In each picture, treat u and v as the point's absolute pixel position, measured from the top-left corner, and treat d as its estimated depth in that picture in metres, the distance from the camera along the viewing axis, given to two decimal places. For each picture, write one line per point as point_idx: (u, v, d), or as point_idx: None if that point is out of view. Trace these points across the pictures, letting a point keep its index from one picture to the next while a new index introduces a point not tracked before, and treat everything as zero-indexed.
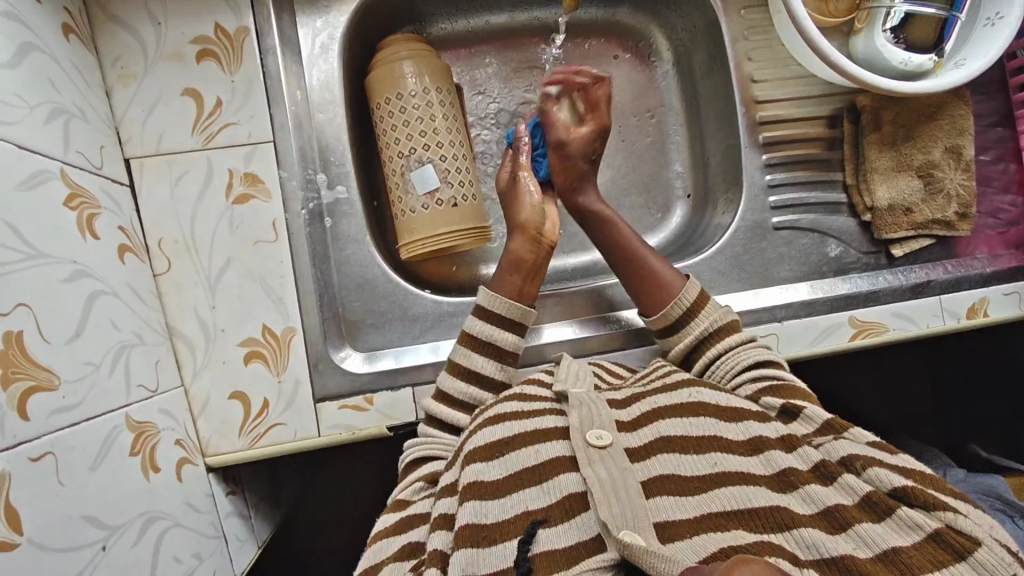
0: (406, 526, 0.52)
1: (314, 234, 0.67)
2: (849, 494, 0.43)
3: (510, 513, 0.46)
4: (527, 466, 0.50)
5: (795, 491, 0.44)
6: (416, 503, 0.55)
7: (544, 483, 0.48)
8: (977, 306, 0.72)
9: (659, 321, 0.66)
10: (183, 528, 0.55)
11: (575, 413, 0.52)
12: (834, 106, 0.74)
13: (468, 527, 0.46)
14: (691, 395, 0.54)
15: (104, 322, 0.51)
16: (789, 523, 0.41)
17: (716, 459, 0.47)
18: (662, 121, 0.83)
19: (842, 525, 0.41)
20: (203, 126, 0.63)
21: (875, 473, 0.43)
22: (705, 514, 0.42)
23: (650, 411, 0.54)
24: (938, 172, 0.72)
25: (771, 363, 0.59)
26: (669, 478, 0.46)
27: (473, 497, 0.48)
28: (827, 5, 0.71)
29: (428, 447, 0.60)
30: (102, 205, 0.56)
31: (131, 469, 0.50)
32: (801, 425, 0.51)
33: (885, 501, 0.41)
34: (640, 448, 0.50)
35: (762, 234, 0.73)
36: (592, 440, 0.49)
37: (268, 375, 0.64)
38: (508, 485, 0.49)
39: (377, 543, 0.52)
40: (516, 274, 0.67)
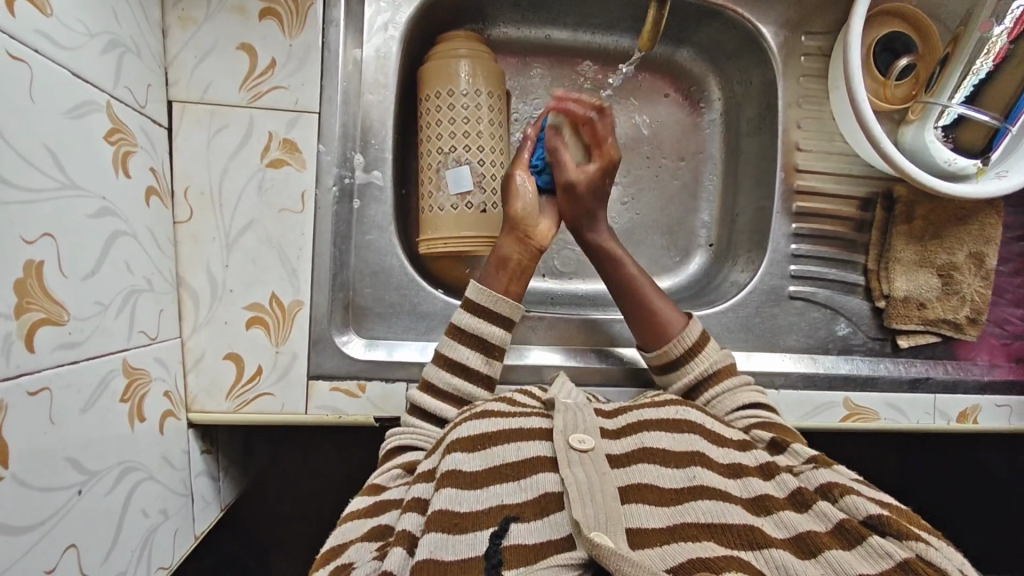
0: (380, 511, 0.53)
1: (341, 212, 0.67)
2: (822, 520, 0.47)
3: (483, 504, 0.49)
4: (507, 461, 0.53)
5: (768, 515, 0.49)
6: (393, 489, 0.56)
7: (520, 481, 0.51)
8: (968, 412, 0.73)
9: (657, 359, 0.67)
10: (155, 481, 0.54)
11: (561, 415, 0.56)
12: (870, 189, 0.75)
13: (443, 512, 0.48)
14: (678, 411, 0.59)
15: (120, 262, 0.51)
16: (761, 543, 0.45)
17: (695, 473, 0.52)
18: (698, 168, 0.84)
19: (813, 551, 0.45)
20: (252, 84, 0.63)
21: (850, 501, 0.47)
22: (678, 525, 0.47)
23: (635, 422, 0.58)
24: (958, 274, 0.72)
25: (763, 406, 0.63)
26: (647, 487, 0.51)
27: (451, 484, 0.50)
28: (885, 90, 0.72)
29: (408, 436, 0.60)
30: (138, 144, 0.55)
31: (118, 415, 0.49)
32: (787, 458, 0.55)
33: (858, 530, 0.45)
34: (622, 456, 0.54)
35: (776, 300, 0.74)
36: (575, 443, 0.53)
37: (267, 342, 0.64)
38: (485, 477, 0.51)
39: (347, 524, 0.52)
40: (503, 273, 0.67)
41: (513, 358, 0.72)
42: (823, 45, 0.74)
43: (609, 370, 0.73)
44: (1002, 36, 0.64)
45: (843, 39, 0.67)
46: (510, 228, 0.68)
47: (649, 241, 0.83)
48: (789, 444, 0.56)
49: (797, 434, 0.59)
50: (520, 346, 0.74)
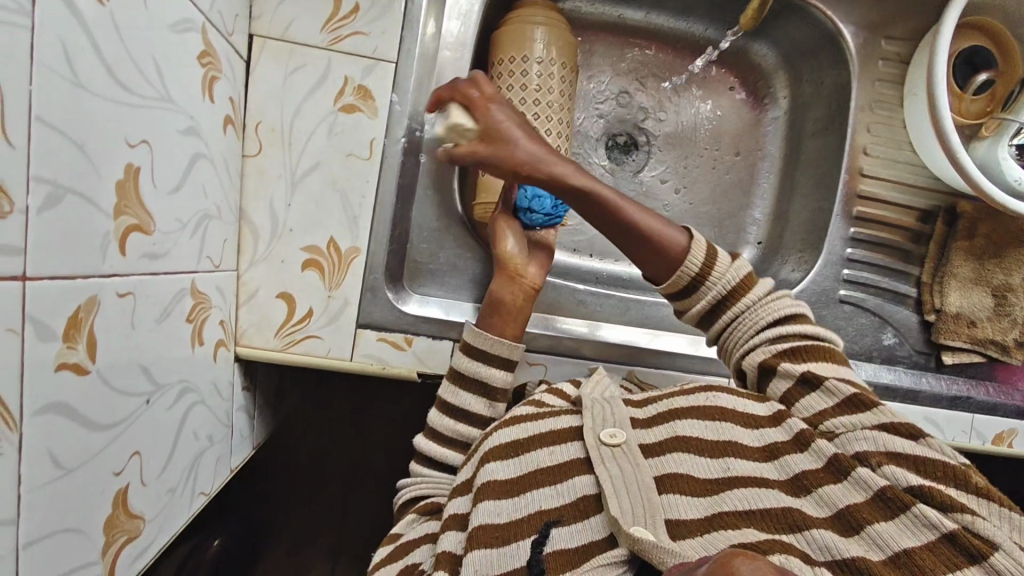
0: (413, 546, 0.57)
1: (407, 165, 0.67)
2: (860, 489, 0.46)
3: (521, 512, 0.51)
4: (541, 465, 0.55)
5: (809, 494, 0.48)
6: (420, 526, 0.59)
7: (556, 484, 0.53)
8: (1005, 435, 0.73)
9: (672, 285, 0.61)
10: (206, 407, 0.55)
11: (588, 412, 0.58)
12: (931, 202, 0.75)
13: (482, 527, 0.50)
14: (709, 398, 0.57)
15: (198, 184, 0.51)
16: (802, 525, 0.45)
17: (728, 463, 0.51)
18: (756, 164, 0.83)
19: (855, 527, 0.44)
20: (333, 27, 0.63)
21: (891, 471, 0.47)
22: (716, 514, 0.47)
23: (667, 411, 0.58)
24: (1012, 296, 0.72)
25: (797, 318, 0.61)
26: (685, 478, 0.51)
27: (488, 497, 0.53)
28: (961, 103, 0.71)
29: (422, 486, 0.63)
30: (223, 72, 0.55)
31: (184, 335, 0.50)
32: (819, 399, 0.54)
33: (901, 498, 0.44)
34: (655, 446, 0.55)
35: (825, 302, 0.73)
36: (604, 439, 0.54)
37: (320, 286, 0.64)
38: (520, 483, 0.54)
39: (382, 569, 0.56)
40: (495, 316, 0.64)
41: (544, 329, 0.71)
42: (902, 51, 0.74)
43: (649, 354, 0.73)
44: None
45: (928, 49, 0.67)
46: (499, 270, 0.65)
47: (700, 231, 0.83)
48: (822, 382, 0.55)
49: (830, 353, 0.58)
50: (548, 316, 0.72)
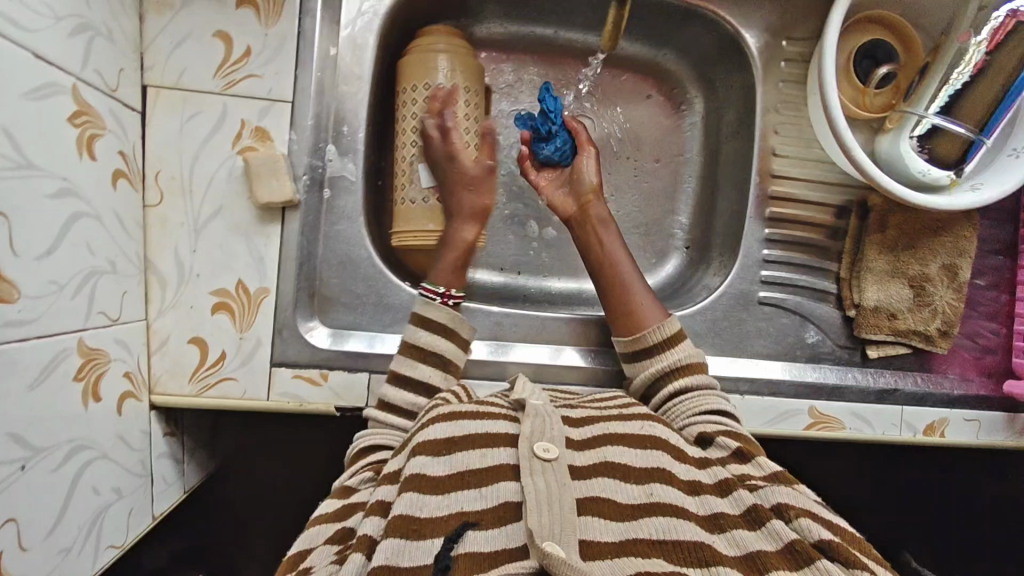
0: (349, 512, 0.52)
1: (309, 202, 0.66)
2: (773, 539, 0.46)
3: (442, 511, 0.48)
4: (471, 467, 0.52)
5: (722, 533, 0.48)
6: (361, 491, 0.55)
7: (481, 487, 0.50)
8: (936, 424, 0.74)
9: (627, 345, 0.68)
10: (108, 460, 0.56)
11: (528, 423, 0.55)
12: (844, 197, 0.74)
13: (400, 516, 0.46)
14: (644, 426, 0.58)
15: (80, 244, 0.52)
16: (711, 560, 0.44)
17: (652, 489, 0.51)
18: (677, 169, 0.83)
19: (760, 568, 0.44)
20: (226, 72, 0.63)
21: (802, 524, 0.47)
22: (631, 539, 0.46)
23: (603, 434, 0.57)
24: (930, 286, 0.72)
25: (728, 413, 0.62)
26: (605, 501, 0.50)
27: (414, 489, 0.49)
28: (864, 98, 0.70)
29: (380, 437, 0.60)
30: (107, 128, 0.56)
31: (71, 394, 0.51)
32: (752, 467, 0.54)
33: (808, 552, 0.44)
34: (583, 467, 0.53)
35: (745, 305, 0.73)
36: (539, 452, 0.52)
37: (231, 328, 0.65)
38: (446, 482, 0.50)
39: (315, 527, 0.52)
40: (456, 268, 0.69)
41: (498, 355, 0.72)
42: (804, 50, 0.73)
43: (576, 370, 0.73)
44: (981, 45, 0.63)
45: (817, 65, 0.66)
46: (469, 219, 0.69)
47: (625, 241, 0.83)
48: (755, 456, 0.55)
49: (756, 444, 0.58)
50: (508, 342, 0.73)
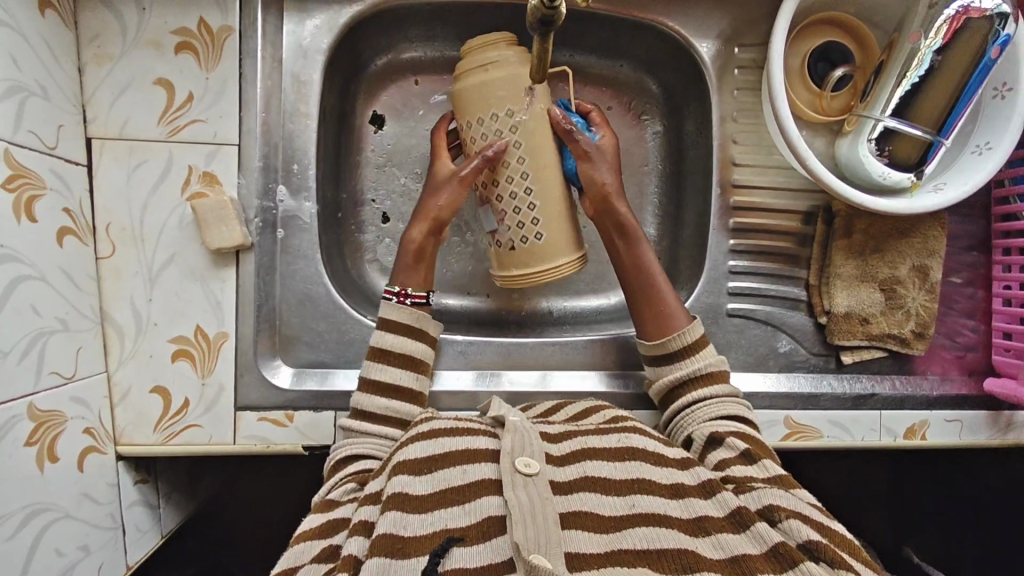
0: (333, 528, 0.50)
1: (264, 244, 0.66)
2: (758, 542, 0.45)
3: (428, 528, 0.46)
4: (454, 485, 0.49)
5: (706, 536, 0.46)
6: (345, 504, 0.53)
7: (465, 504, 0.48)
8: (916, 427, 0.72)
9: (652, 348, 0.65)
10: (74, 520, 0.56)
11: (508, 437, 0.52)
12: (810, 203, 0.73)
13: (385, 536, 0.45)
14: (620, 440, 0.55)
15: (24, 307, 0.52)
16: (694, 565, 0.43)
17: (634, 500, 0.49)
18: (643, 180, 0.81)
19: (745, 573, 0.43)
20: (170, 119, 0.63)
21: (790, 525, 0.45)
22: (614, 551, 0.45)
23: (581, 449, 0.54)
24: (901, 288, 0.71)
25: (745, 421, 0.60)
26: (588, 513, 0.48)
27: (396, 507, 0.47)
28: (821, 101, 0.70)
29: (360, 446, 0.59)
30: (48, 187, 0.56)
31: (23, 460, 0.51)
32: (756, 470, 0.53)
33: (792, 554, 0.43)
34: (564, 483, 0.50)
35: (714, 318, 0.72)
36: (519, 466, 0.49)
37: (192, 375, 0.64)
38: (431, 500, 0.48)
39: (298, 544, 0.49)
40: (421, 265, 0.66)
41: (489, 384, 0.71)
42: (757, 56, 0.72)
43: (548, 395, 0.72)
44: (932, 45, 0.61)
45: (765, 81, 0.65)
46: (423, 217, 0.66)
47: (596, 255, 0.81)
48: (760, 457, 0.54)
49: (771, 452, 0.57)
50: (498, 370, 0.72)
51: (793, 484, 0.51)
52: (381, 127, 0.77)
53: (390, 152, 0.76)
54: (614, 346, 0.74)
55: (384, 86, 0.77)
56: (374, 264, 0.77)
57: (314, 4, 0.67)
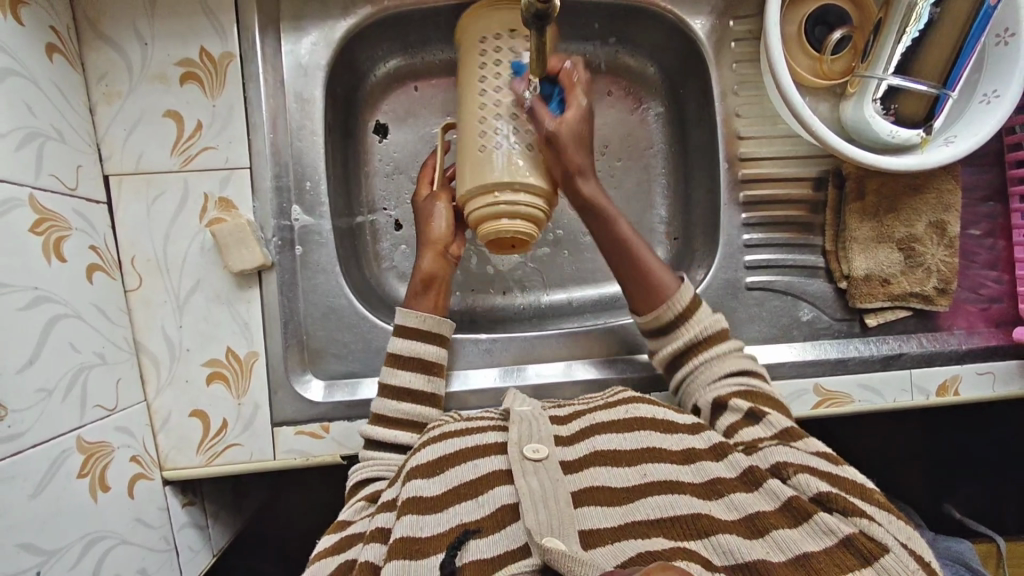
0: (347, 544, 0.52)
1: (283, 262, 0.67)
2: (771, 499, 0.45)
3: (442, 527, 0.47)
4: (465, 480, 0.51)
5: (720, 499, 0.47)
6: (359, 521, 0.54)
7: (478, 497, 0.49)
8: (948, 383, 0.71)
9: (650, 318, 0.64)
10: (130, 545, 0.58)
11: (515, 427, 0.53)
12: (821, 168, 0.73)
13: (401, 539, 0.46)
14: (627, 411, 0.56)
15: (63, 345, 0.54)
16: (708, 529, 0.44)
17: (647, 470, 0.49)
18: (651, 162, 0.81)
19: (759, 530, 0.43)
20: (182, 149, 0.64)
21: (801, 478, 0.46)
22: (628, 522, 0.45)
23: (589, 426, 0.55)
24: (921, 245, 0.70)
25: (752, 373, 0.61)
26: (605, 488, 0.49)
27: (412, 510, 0.49)
28: (822, 66, 0.70)
29: (372, 469, 0.59)
30: (72, 227, 0.57)
31: (77, 491, 0.53)
32: (761, 428, 0.53)
33: (805, 506, 0.44)
34: (574, 460, 0.52)
35: (733, 293, 0.73)
36: (528, 454, 0.50)
37: (228, 396, 0.66)
38: (445, 499, 0.49)
39: (315, 564, 0.51)
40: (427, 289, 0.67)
41: (514, 379, 0.72)
42: (753, 27, 0.72)
43: (574, 385, 0.72)
44: None
45: (764, 51, 0.66)
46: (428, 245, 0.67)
47: None
48: (764, 415, 0.54)
49: (779, 405, 0.57)
50: (522, 365, 0.73)
51: (801, 435, 0.51)
52: (385, 136, 0.77)
53: (396, 160, 0.77)
54: (638, 329, 0.74)
55: (383, 95, 0.77)
56: (392, 271, 0.78)
57: (309, 21, 0.68)
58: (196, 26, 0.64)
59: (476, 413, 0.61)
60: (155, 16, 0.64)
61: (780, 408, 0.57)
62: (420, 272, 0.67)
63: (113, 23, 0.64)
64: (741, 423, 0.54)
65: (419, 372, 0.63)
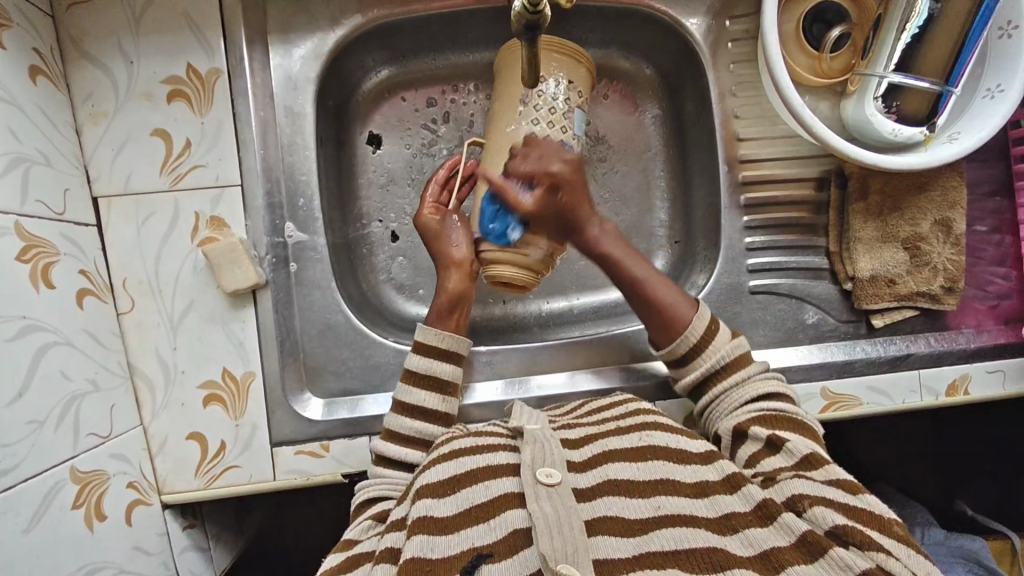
0: (355, 563, 0.51)
1: (278, 279, 0.66)
2: (785, 534, 0.44)
3: (455, 549, 0.46)
4: (476, 503, 0.50)
5: (735, 534, 0.46)
6: (364, 541, 0.53)
7: (489, 521, 0.48)
8: (958, 383, 0.70)
9: (668, 353, 0.63)
10: (129, 574, 0.57)
11: (528, 448, 0.52)
12: (823, 168, 0.72)
13: (412, 560, 0.45)
14: (641, 439, 0.55)
15: (54, 375, 0.52)
16: (724, 564, 0.43)
17: (659, 502, 0.48)
18: (649, 165, 0.80)
19: (775, 566, 0.42)
20: (171, 167, 0.63)
21: (816, 512, 0.45)
22: (641, 556, 0.44)
23: (601, 453, 0.54)
24: (926, 245, 0.69)
25: (780, 396, 0.59)
26: (612, 518, 0.47)
27: (422, 531, 0.48)
28: (821, 64, 0.68)
29: (378, 488, 0.58)
30: (61, 252, 0.56)
31: (73, 523, 0.52)
32: (782, 458, 0.52)
33: (820, 542, 0.43)
34: (587, 488, 0.50)
35: (736, 297, 0.71)
36: (541, 477, 0.49)
37: (226, 418, 0.65)
38: (457, 521, 0.49)
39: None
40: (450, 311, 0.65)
41: (516, 392, 0.71)
42: (750, 27, 0.71)
43: (577, 395, 0.71)
44: None
45: (761, 49, 0.64)
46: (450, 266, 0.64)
47: None
48: (784, 442, 0.52)
49: (807, 430, 0.55)
50: (524, 377, 0.72)
51: (821, 461, 0.50)
52: (379, 147, 0.76)
53: (390, 171, 0.76)
54: (640, 336, 0.73)
55: (375, 105, 0.76)
56: (389, 284, 0.76)
57: (298, 33, 0.67)
58: (182, 41, 0.63)
59: (484, 428, 0.60)
60: (140, 34, 0.63)
61: (811, 433, 0.55)
62: (445, 292, 0.65)
63: (97, 41, 0.63)
64: (760, 453, 0.53)
65: (433, 391, 0.62)
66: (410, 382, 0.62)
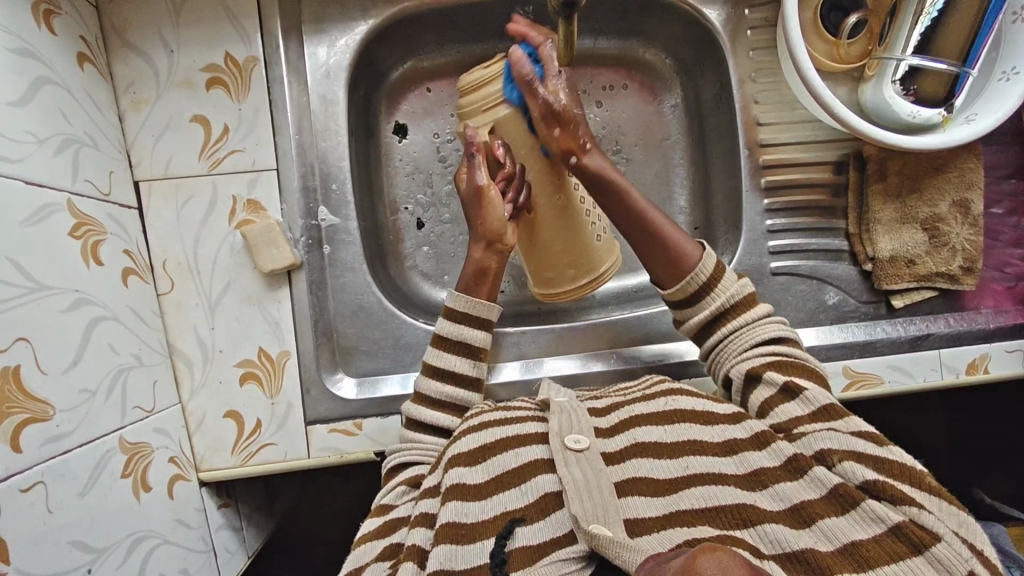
0: (392, 529, 0.52)
1: (312, 261, 0.68)
2: (817, 487, 0.45)
3: (488, 514, 0.48)
4: (507, 469, 0.51)
5: (765, 490, 0.46)
6: (401, 506, 0.55)
7: (521, 485, 0.49)
8: (978, 362, 0.71)
9: (678, 293, 0.63)
10: (172, 545, 0.58)
11: (554, 418, 0.54)
12: (840, 152, 0.73)
13: (448, 524, 0.47)
14: (667, 403, 0.56)
15: (103, 347, 0.54)
16: (754, 519, 0.44)
17: (689, 461, 0.50)
18: (668, 152, 0.82)
19: (806, 521, 0.43)
20: (209, 153, 0.65)
21: (846, 466, 0.45)
22: (674, 511, 0.45)
23: (627, 419, 0.56)
24: (944, 225, 0.71)
25: (786, 340, 0.60)
26: (643, 479, 0.49)
27: (455, 498, 0.49)
28: (839, 50, 0.70)
29: (412, 454, 0.60)
30: (108, 231, 0.58)
31: (121, 491, 0.53)
32: (799, 405, 0.52)
33: (852, 494, 0.43)
34: (616, 453, 0.52)
35: (758, 279, 0.73)
36: (570, 444, 0.51)
37: (262, 396, 0.66)
38: (489, 487, 0.50)
39: (361, 548, 0.52)
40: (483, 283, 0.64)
41: (534, 372, 0.73)
42: (768, 15, 0.73)
43: (602, 376, 0.72)
44: None
45: (781, 35, 0.66)
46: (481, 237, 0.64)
47: None
48: (801, 390, 0.53)
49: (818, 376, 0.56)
50: (539, 358, 0.74)
51: (844, 413, 0.50)
52: (405, 136, 0.78)
53: (416, 160, 0.78)
54: (664, 318, 0.74)
55: (402, 95, 0.78)
56: (415, 270, 0.78)
57: (330, 24, 0.69)
58: (219, 30, 0.65)
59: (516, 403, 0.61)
60: (180, 24, 0.65)
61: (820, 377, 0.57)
62: (472, 263, 0.65)
63: (139, 31, 0.65)
64: (776, 399, 0.54)
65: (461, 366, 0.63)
66: (439, 347, 0.63)
